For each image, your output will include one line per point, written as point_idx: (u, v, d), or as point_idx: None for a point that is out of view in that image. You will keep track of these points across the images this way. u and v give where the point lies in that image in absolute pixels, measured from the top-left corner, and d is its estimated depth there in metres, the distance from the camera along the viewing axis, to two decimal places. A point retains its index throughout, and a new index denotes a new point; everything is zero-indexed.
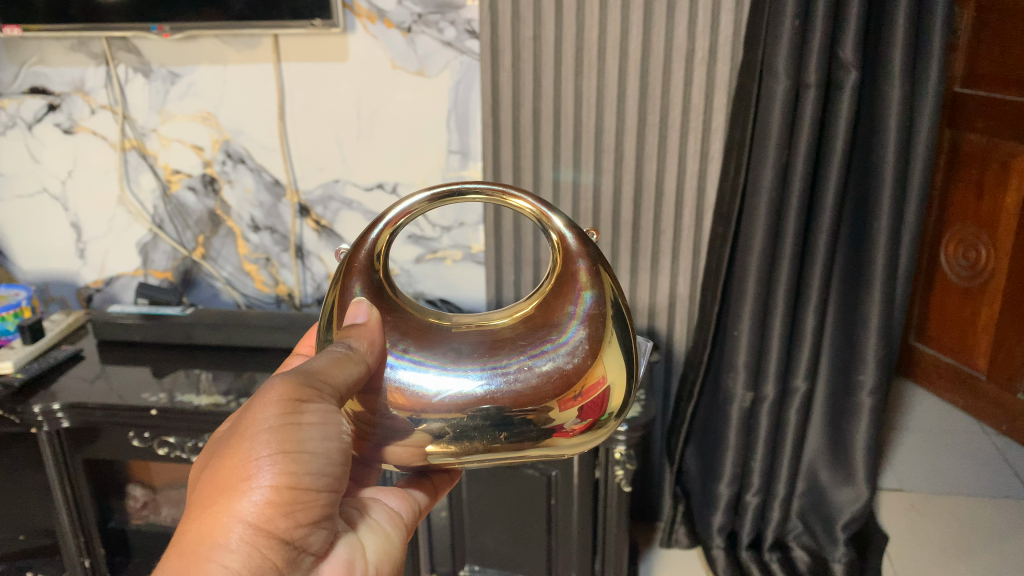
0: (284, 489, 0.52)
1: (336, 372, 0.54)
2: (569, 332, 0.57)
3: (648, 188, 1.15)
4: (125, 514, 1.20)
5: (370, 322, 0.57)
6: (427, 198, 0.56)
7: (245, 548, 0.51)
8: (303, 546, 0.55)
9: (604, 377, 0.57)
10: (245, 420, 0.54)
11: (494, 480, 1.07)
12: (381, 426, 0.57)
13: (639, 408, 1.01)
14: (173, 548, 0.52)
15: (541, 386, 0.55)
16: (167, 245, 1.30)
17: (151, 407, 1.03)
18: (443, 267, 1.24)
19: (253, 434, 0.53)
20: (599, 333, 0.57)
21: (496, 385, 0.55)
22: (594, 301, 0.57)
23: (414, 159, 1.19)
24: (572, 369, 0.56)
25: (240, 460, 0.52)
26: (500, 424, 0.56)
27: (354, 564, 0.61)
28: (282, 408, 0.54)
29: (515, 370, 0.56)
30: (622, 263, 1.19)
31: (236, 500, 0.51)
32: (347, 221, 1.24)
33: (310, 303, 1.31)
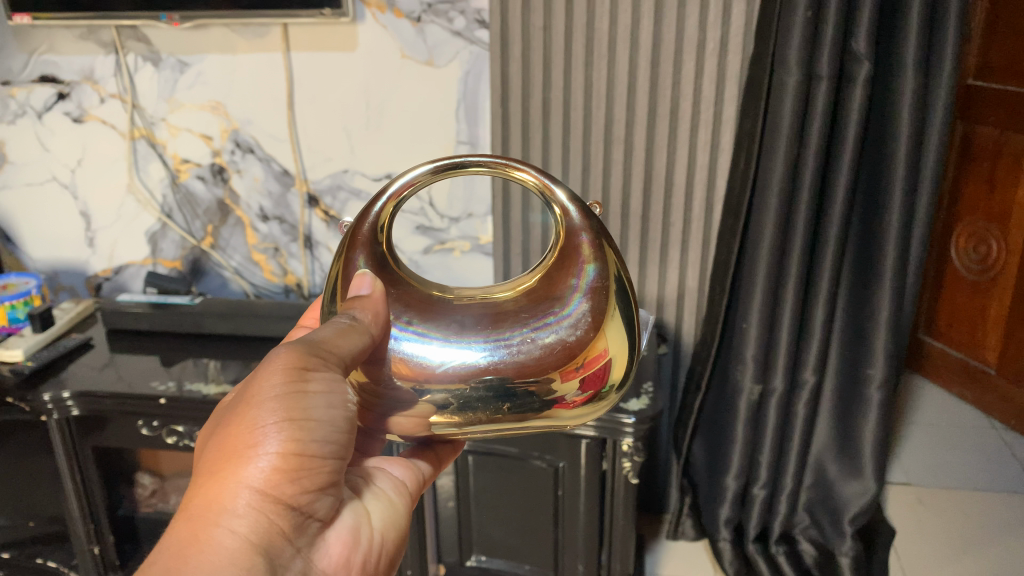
0: (290, 455, 0.54)
1: (340, 343, 0.55)
2: (572, 305, 0.58)
3: (658, 181, 1.15)
4: (134, 502, 1.21)
5: (374, 295, 0.57)
6: (431, 172, 0.55)
7: (252, 513, 0.53)
8: (309, 512, 0.57)
9: (606, 349, 0.58)
10: (251, 390, 0.56)
11: (502, 472, 1.07)
12: (387, 397, 0.58)
13: (648, 402, 1.01)
14: (182, 514, 0.53)
15: (544, 356, 0.57)
16: (176, 234, 1.30)
17: (160, 396, 1.03)
18: (451, 258, 1.24)
19: (260, 403, 0.55)
20: (602, 305, 0.58)
21: (499, 356, 0.57)
22: (597, 274, 0.58)
23: (423, 148, 1.18)
24: (574, 341, 0.57)
25: (246, 428, 0.54)
26: (502, 395, 0.57)
27: (357, 533, 0.61)
28: (287, 378, 0.55)
29: (518, 343, 0.57)
30: (631, 255, 1.19)
31: (243, 466, 0.53)
32: (355, 212, 1.24)
33: (318, 293, 1.31)
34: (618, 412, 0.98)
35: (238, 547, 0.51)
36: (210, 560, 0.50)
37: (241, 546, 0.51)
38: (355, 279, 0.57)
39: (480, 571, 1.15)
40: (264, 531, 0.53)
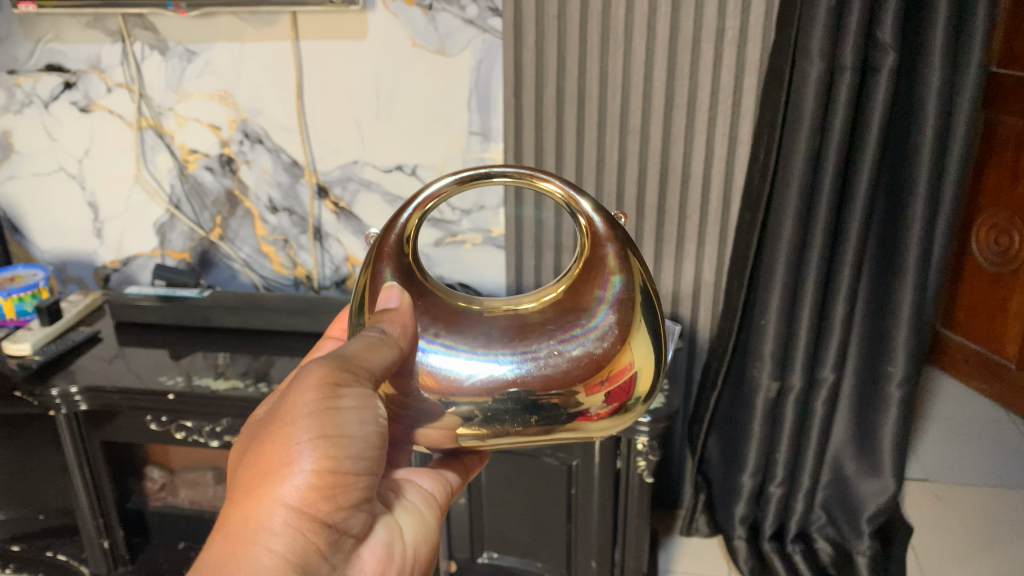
0: (325, 473, 0.54)
1: (370, 357, 0.55)
2: (599, 316, 0.57)
3: (675, 172, 1.12)
4: (143, 495, 1.21)
5: (403, 308, 0.57)
6: (456, 184, 0.56)
7: (289, 531, 0.53)
8: (344, 526, 0.57)
9: (634, 362, 0.57)
10: (284, 405, 0.56)
11: (514, 470, 1.05)
12: (414, 410, 0.58)
13: (663, 400, 0.99)
14: (219, 531, 0.54)
15: (571, 369, 0.56)
16: (185, 226, 1.29)
17: (168, 391, 1.02)
18: (462, 250, 1.22)
19: (294, 420, 0.55)
20: (628, 317, 0.57)
21: (526, 369, 0.56)
22: (623, 285, 0.58)
23: (435, 139, 1.16)
24: (601, 354, 0.57)
25: (281, 445, 0.54)
26: (529, 409, 0.56)
27: (392, 545, 0.63)
28: (321, 394, 0.55)
29: (545, 355, 0.57)
30: (646, 248, 1.17)
31: (279, 485, 0.53)
32: (366, 204, 1.22)
33: (328, 286, 1.29)
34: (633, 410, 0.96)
35: (275, 565, 0.52)
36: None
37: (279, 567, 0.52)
38: (382, 291, 0.58)
39: (492, 568, 1.14)
40: (301, 550, 0.54)
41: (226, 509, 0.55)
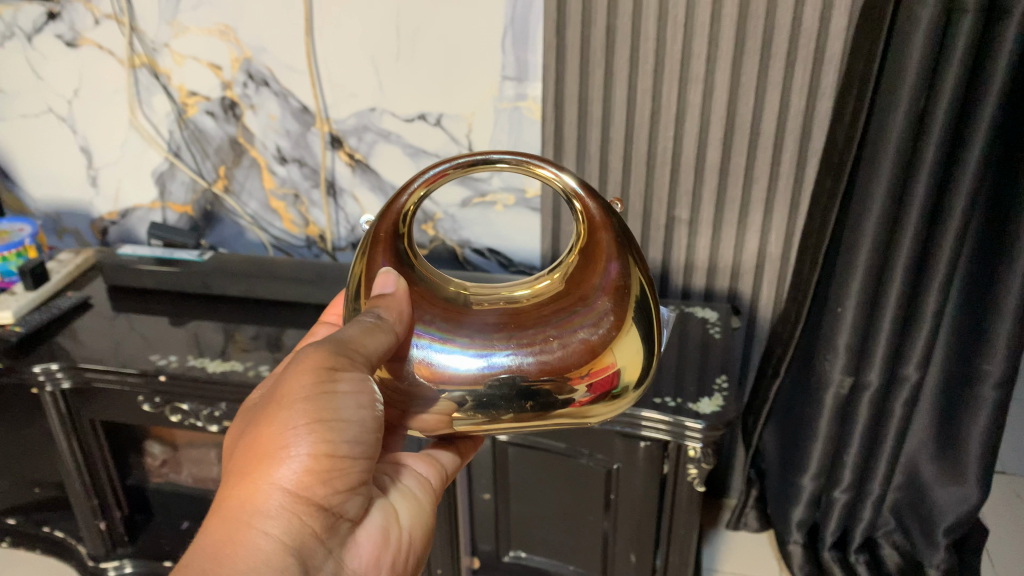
0: (321, 456, 0.53)
1: (366, 342, 0.55)
2: (595, 303, 0.58)
3: (742, 128, 0.96)
4: (145, 471, 1.12)
5: (398, 293, 0.58)
6: (459, 167, 0.57)
7: (285, 515, 0.52)
8: (341, 510, 0.56)
9: (622, 359, 0.58)
10: (280, 392, 0.55)
11: (546, 470, 0.94)
12: (409, 394, 0.58)
13: (721, 400, 0.85)
14: (213, 514, 0.53)
15: (567, 356, 0.57)
16: (185, 176, 1.16)
17: (160, 372, 0.91)
18: (492, 213, 1.08)
19: (289, 405, 0.54)
20: (624, 303, 0.58)
21: (522, 356, 0.57)
22: (619, 272, 0.59)
23: (463, 85, 1.01)
24: (596, 339, 0.58)
25: (276, 430, 0.53)
26: (526, 396, 0.57)
27: (389, 530, 0.62)
28: (317, 379, 0.54)
29: (542, 343, 0.57)
30: (704, 216, 1.02)
31: (275, 468, 0.52)
32: (384, 156, 1.08)
33: (343, 247, 1.16)
34: (685, 415, 0.83)
35: (273, 549, 0.50)
36: (245, 564, 0.49)
37: (276, 549, 0.51)
38: (379, 276, 0.59)
39: (519, 568, 1.04)
40: (297, 533, 0.52)
41: (222, 492, 0.54)
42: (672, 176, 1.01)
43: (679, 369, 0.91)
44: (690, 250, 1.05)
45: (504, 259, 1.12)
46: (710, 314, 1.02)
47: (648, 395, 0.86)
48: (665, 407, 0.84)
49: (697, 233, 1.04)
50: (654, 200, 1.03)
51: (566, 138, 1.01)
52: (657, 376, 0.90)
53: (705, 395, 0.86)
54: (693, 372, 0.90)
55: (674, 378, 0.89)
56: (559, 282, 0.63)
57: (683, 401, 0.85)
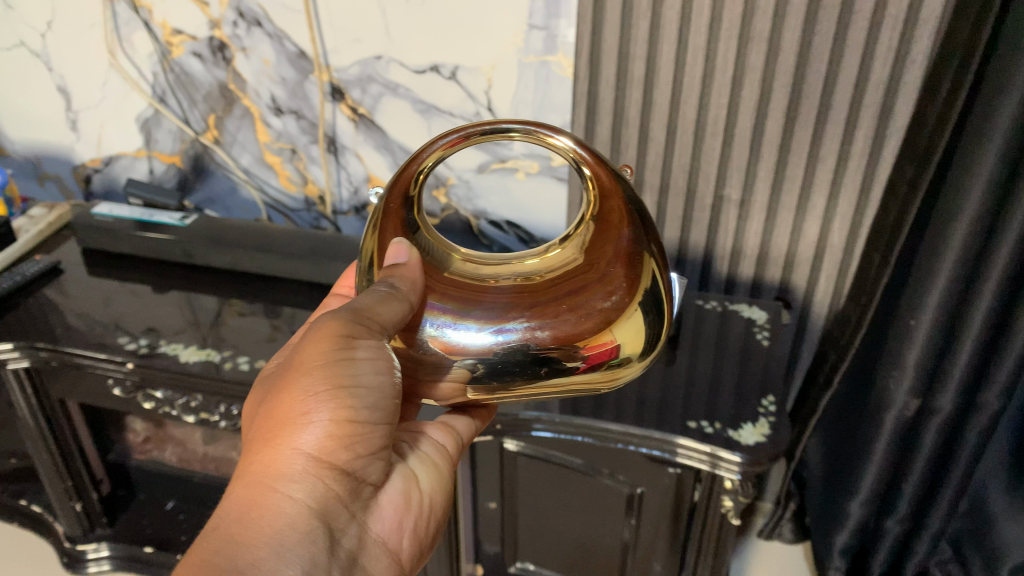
0: (342, 422, 0.55)
1: (381, 311, 0.54)
2: (608, 272, 0.56)
3: (809, 98, 0.81)
4: (127, 446, 1.04)
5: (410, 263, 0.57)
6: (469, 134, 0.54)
7: (308, 478, 0.53)
8: (362, 469, 0.57)
9: (627, 333, 0.55)
10: (302, 357, 0.56)
11: (560, 486, 0.82)
12: (422, 363, 0.57)
13: (768, 426, 0.72)
14: (238, 479, 0.54)
15: (580, 326, 0.55)
16: (172, 124, 1.04)
17: (127, 359, 0.81)
18: (513, 180, 0.95)
19: (310, 371, 0.55)
20: (639, 269, 0.56)
21: (533, 325, 0.55)
22: (634, 238, 0.56)
23: (482, 33, 0.86)
24: (610, 307, 0.55)
25: (297, 396, 0.55)
26: (531, 365, 0.55)
27: (408, 493, 0.63)
28: (336, 348, 0.55)
29: (554, 312, 0.55)
30: (757, 198, 0.88)
31: (297, 433, 0.54)
32: (390, 110, 0.95)
33: (345, 211, 1.04)
34: (721, 444, 0.71)
35: (299, 513, 0.52)
36: (271, 528, 0.51)
37: (300, 511, 0.52)
38: (392, 246, 0.57)
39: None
40: (320, 494, 0.54)
41: (245, 458, 0.55)
42: (723, 150, 0.87)
43: (718, 382, 0.78)
44: (739, 233, 0.92)
45: (524, 233, 0.99)
46: (758, 313, 0.88)
47: (679, 416, 0.74)
48: (699, 432, 0.72)
49: (748, 215, 0.90)
50: (700, 176, 0.89)
51: (600, 100, 0.86)
52: (691, 389, 0.78)
53: (747, 418, 0.73)
54: (733, 386, 0.78)
55: (711, 393, 0.77)
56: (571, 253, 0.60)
57: (721, 426, 0.73)
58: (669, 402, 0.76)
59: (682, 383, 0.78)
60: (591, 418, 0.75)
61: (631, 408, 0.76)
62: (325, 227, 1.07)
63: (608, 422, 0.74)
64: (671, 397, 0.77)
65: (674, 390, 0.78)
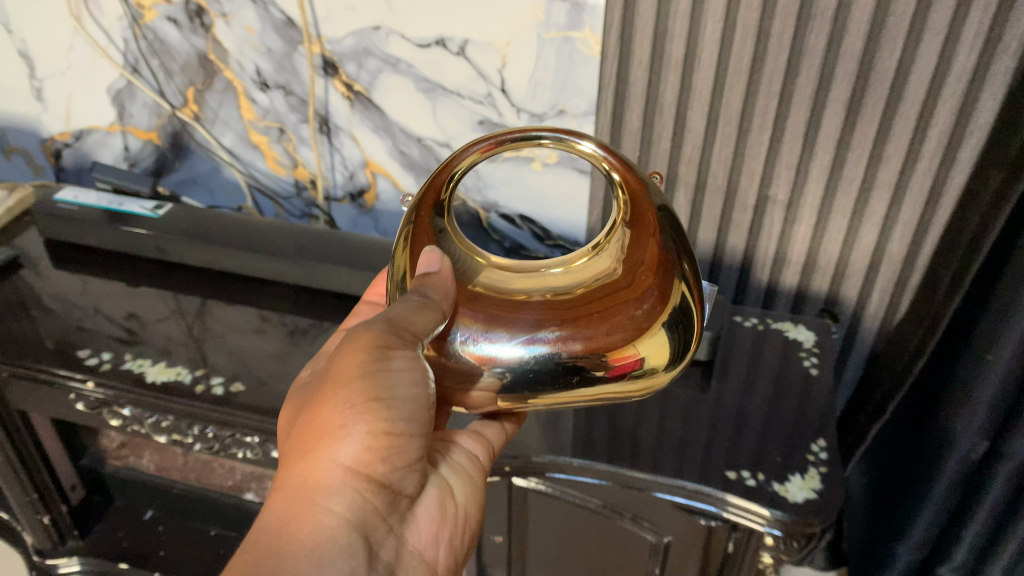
0: (380, 434, 0.52)
1: (414, 323, 0.53)
2: (641, 283, 0.55)
3: (877, 88, 0.69)
4: (102, 452, 0.95)
5: (440, 272, 0.55)
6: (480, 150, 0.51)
7: (348, 493, 0.51)
8: (400, 482, 0.55)
9: (658, 346, 0.54)
10: (339, 370, 0.54)
11: (575, 526, 0.72)
12: (453, 372, 0.56)
13: (819, 479, 0.62)
14: (276, 494, 0.52)
15: (610, 337, 0.54)
16: (147, 96, 0.92)
17: (86, 377, 0.71)
18: (528, 171, 0.83)
19: (347, 385, 0.53)
20: (671, 279, 0.53)
21: (564, 336, 0.54)
22: (666, 247, 0.54)
23: (496, 4, 0.74)
24: (642, 316, 0.54)
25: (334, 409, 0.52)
26: (566, 374, 0.54)
27: (442, 499, 0.59)
28: (371, 360, 0.53)
29: (585, 324, 0.55)
30: (807, 200, 0.77)
31: (335, 447, 0.51)
32: (390, 88, 0.83)
33: (340, 197, 0.93)
34: (763, 500, 0.61)
35: (339, 526, 0.50)
36: (311, 542, 0.48)
37: (340, 527, 0.50)
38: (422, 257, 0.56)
39: None
40: (361, 508, 0.51)
41: (283, 472, 0.53)
42: (771, 146, 0.75)
43: (761, 419, 0.68)
44: (785, 238, 0.81)
45: (539, 229, 0.88)
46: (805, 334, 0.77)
47: (715, 461, 0.64)
48: (739, 485, 0.62)
49: (795, 218, 0.79)
50: (743, 173, 0.77)
51: (631, 84, 0.75)
52: (728, 427, 0.68)
53: (795, 468, 0.63)
54: (777, 425, 0.68)
55: (752, 432, 0.67)
56: (601, 266, 0.59)
57: (766, 476, 0.63)
58: (703, 444, 0.66)
59: (718, 420, 0.68)
60: (613, 463, 0.65)
61: (659, 450, 0.66)
62: (317, 217, 0.96)
63: (632, 468, 0.64)
64: (706, 436, 0.67)
65: (708, 428, 0.68)
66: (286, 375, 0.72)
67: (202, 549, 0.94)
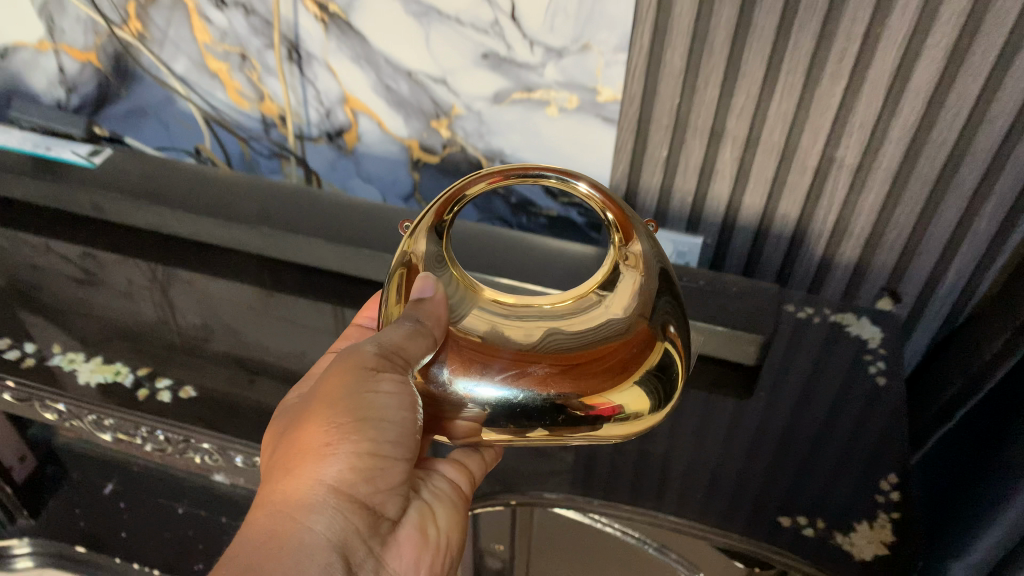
0: (365, 459, 0.42)
1: (405, 349, 0.43)
2: (625, 321, 0.44)
3: (991, 33, 0.54)
4: (50, 425, 0.83)
5: (435, 299, 0.44)
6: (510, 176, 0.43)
7: (325, 514, 0.41)
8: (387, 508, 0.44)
9: (642, 397, 0.44)
10: (327, 382, 0.44)
11: (591, 551, 0.61)
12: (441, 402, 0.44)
13: (890, 528, 0.51)
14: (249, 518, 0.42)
15: (598, 377, 0.43)
16: (80, 10, 0.76)
17: (4, 377, 0.58)
18: (541, 116, 0.70)
19: (332, 398, 0.43)
20: (659, 327, 0.44)
21: (554, 372, 0.43)
22: (656, 296, 0.44)
23: None
24: (630, 356, 0.43)
25: (316, 424, 0.43)
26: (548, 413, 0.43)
27: (433, 527, 0.48)
28: (360, 371, 0.43)
29: (572, 359, 0.43)
30: (883, 164, 0.63)
31: (311, 462, 0.42)
32: (373, 10, 0.67)
33: (315, 136, 0.79)
34: (823, 558, 0.49)
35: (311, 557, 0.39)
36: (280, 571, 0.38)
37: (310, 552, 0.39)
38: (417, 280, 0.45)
39: None
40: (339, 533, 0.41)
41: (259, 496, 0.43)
42: (844, 98, 0.61)
43: (817, 443, 0.57)
44: (847, 207, 0.67)
45: (551, 184, 0.74)
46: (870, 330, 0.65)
47: (763, 501, 0.53)
48: (793, 536, 0.51)
49: (865, 185, 0.65)
50: (806, 130, 0.63)
51: (675, 15, 0.59)
52: (779, 454, 0.56)
53: (863, 513, 0.52)
54: (838, 451, 0.56)
55: (808, 462, 0.55)
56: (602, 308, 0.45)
57: (826, 525, 0.51)
58: (748, 475, 0.54)
59: (766, 441, 0.57)
60: (642, 503, 0.53)
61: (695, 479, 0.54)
62: (289, 159, 0.81)
63: (667, 511, 0.52)
64: (751, 463, 0.55)
65: (756, 453, 0.56)
66: (248, 376, 0.60)
67: (171, 534, 0.84)
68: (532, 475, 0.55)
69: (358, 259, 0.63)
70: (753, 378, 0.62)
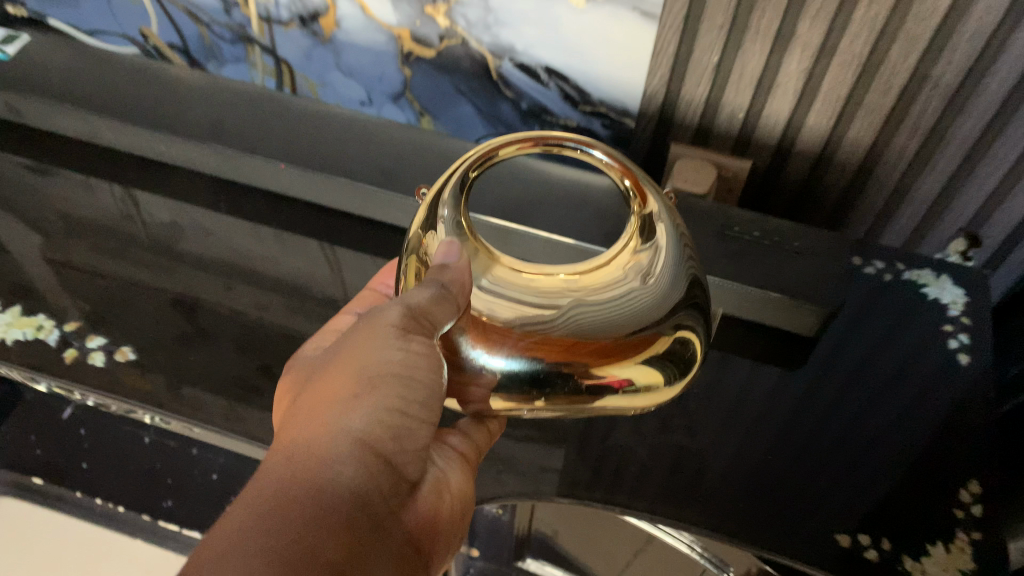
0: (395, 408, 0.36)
1: (431, 315, 0.36)
2: (651, 290, 0.37)
3: None
4: None
5: (461, 268, 0.37)
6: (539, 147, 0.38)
7: (351, 463, 0.34)
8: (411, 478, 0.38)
9: (652, 369, 0.37)
10: (341, 348, 0.38)
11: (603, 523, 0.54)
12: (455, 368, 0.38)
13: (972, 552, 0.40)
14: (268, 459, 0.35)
15: (616, 345, 0.36)
16: None
17: None
18: (564, 8, 0.56)
19: (349, 358, 0.37)
20: (682, 301, 0.37)
21: (577, 338, 0.35)
22: (679, 273, 0.38)
23: None
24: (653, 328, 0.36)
25: (331, 385, 0.37)
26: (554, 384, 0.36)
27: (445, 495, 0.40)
28: (381, 327, 0.37)
29: (599, 328, 0.35)
30: (992, 85, 0.50)
31: (331, 410, 0.35)
32: None
33: (285, 19, 0.64)
34: None
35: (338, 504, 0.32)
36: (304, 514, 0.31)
37: (337, 500, 0.32)
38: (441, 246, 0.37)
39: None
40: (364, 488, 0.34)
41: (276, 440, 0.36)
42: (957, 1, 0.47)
43: (863, 432, 0.47)
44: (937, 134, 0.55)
45: (574, 90, 0.61)
46: (950, 293, 0.54)
47: (793, 504, 0.43)
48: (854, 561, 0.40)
49: (963, 110, 0.52)
50: (900, 38, 0.50)
51: None
52: (812, 442, 0.46)
53: (914, 519, 0.42)
54: (894, 441, 0.46)
55: (852, 455, 0.46)
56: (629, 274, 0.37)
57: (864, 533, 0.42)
58: (799, 477, 0.44)
59: (810, 429, 0.47)
60: (668, 513, 0.42)
61: (735, 481, 0.44)
62: (255, 44, 0.67)
63: (698, 525, 0.42)
64: (783, 458, 0.46)
65: (797, 447, 0.46)
66: (201, 336, 0.49)
67: (136, 467, 0.76)
68: (540, 465, 0.45)
69: (332, 187, 0.51)
70: (805, 349, 0.52)
